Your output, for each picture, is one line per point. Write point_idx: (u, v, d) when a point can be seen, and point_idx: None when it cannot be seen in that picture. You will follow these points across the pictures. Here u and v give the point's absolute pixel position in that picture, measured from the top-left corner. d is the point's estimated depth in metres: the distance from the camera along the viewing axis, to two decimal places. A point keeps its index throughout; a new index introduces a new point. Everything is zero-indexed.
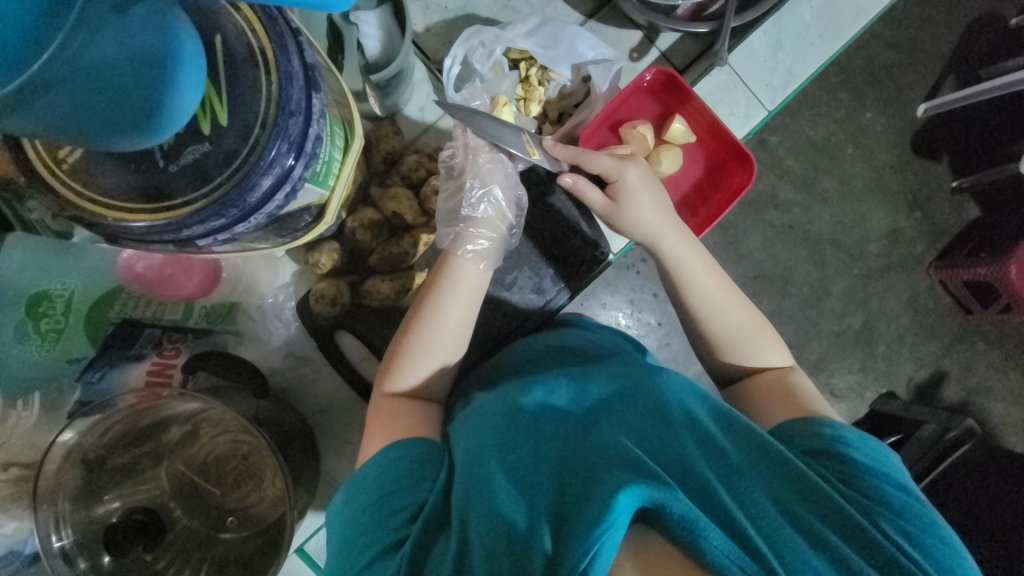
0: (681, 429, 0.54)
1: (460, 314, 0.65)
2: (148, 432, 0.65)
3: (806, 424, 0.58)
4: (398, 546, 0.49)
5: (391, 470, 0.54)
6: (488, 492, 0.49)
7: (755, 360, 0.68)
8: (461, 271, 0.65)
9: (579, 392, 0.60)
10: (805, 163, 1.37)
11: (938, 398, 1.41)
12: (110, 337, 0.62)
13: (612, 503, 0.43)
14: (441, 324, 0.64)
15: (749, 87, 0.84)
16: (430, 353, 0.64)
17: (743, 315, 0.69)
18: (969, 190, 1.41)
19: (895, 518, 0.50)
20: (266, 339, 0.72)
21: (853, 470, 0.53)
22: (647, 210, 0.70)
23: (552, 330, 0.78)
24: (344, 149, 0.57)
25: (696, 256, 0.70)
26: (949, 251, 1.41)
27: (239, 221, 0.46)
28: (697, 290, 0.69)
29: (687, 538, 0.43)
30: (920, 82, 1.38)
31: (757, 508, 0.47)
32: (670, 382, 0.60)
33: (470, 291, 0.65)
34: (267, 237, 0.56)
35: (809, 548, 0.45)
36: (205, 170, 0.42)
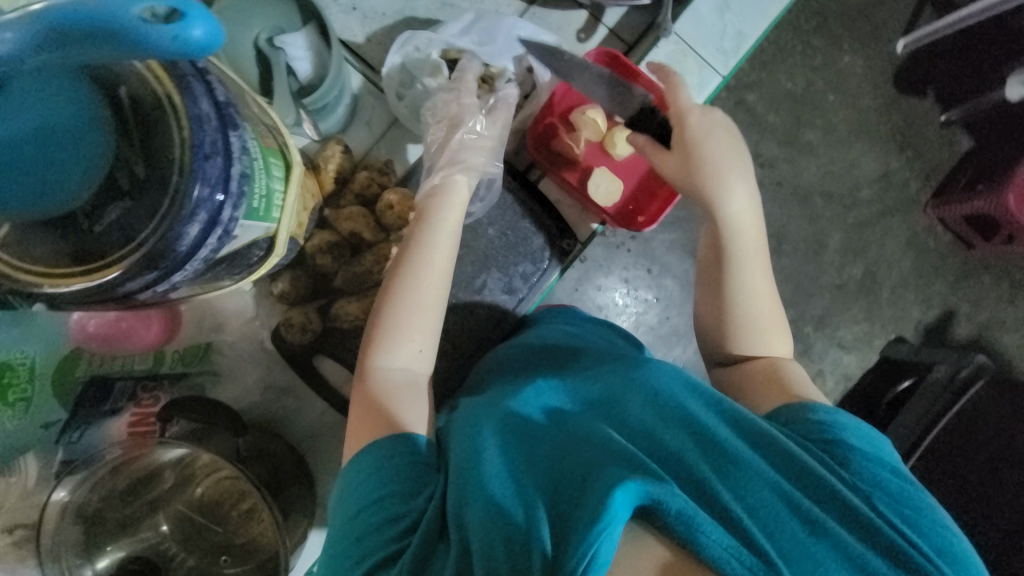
0: (675, 423, 0.53)
1: (444, 258, 0.64)
2: (142, 480, 0.67)
3: (793, 411, 0.58)
4: (393, 560, 0.46)
5: (376, 468, 0.53)
6: (481, 489, 0.47)
7: (760, 348, 0.67)
8: (447, 211, 0.65)
9: (572, 391, 0.60)
10: (787, 118, 1.34)
11: (949, 337, 1.38)
12: (83, 395, 0.63)
13: (608, 500, 0.42)
14: (427, 268, 0.62)
15: (700, 55, 0.81)
16: (416, 302, 0.62)
17: (769, 305, 0.69)
18: (959, 122, 1.36)
19: (893, 502, 0.50)
20: (243, 375, 0.73)
21: (851, 455, 0.52)
22: (718, 153, 0.68)
23: (538, 327, 0.77)
24: (284, 179, 0.57)
25: (752, 229, 0.69)
26: (945, 187, 1.37)
27: (174, 270, 0.45)
28: (738, 266, 0.68)
29: (684, 533, 0.42)
30: (895, 19, 1.35)
31: (754, 497, 0.47)
32: (659, 373, 0.59)
33: (447, 240, 0.65)
34: (219, 278, 0.55)
35: (807, 535, 0.45)
36: (129, 225, 0.42)
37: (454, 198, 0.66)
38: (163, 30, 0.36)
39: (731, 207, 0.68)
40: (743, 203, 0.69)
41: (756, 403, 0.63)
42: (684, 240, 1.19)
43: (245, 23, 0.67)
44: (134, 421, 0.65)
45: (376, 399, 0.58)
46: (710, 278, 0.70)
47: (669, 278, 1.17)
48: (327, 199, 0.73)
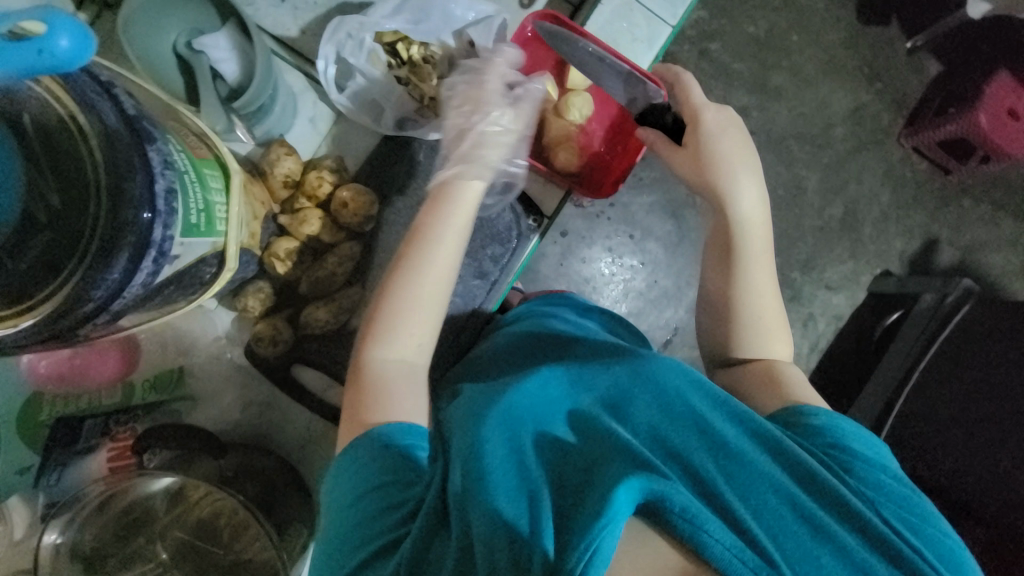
0: (680, 421, 0.53)
1: (451, 259, 0.61)
2: (132, 513, 0.66)
3: (790, 416, 0.59)
4: (392, 548, 0.48)
5: (368, 463, 0.53)
6: (485, 491, 0.46)
7: (762, 349, 0.67)
8: (453, 211, 0.61)
9: (579, 387, 0.59)
10: (752, 63, 1.32)
11: (934, 266, 1.37)
12: (52, 438, 0.61)
13: (611, 495, 0.43)
14: (434, 272, 0.60)
15: (646, 5, 0.78)
16: (420, 301, 0.59)
17: (776, 308, 0.69)
18: (925, 47, 1.34)
19: (896, 508, 0.51)
20: (222, 394, 0.71)
21: (855, 460, 0.54)
22: (730, 147, 0.69)
23: (522, 318, 0.77)
24: (225, 190, 0.55)
25: (761, 230, 0.69)
26: (917, 114, 1.35)
27: (115, 299, 0.43)
28: (745, 269, 0.68)
29: (686, 531, 0.43)
30: None
31: (757, 499, 0.47)
32: (664, 369, 0.58)
33: (457, 245, 0.61)
34: (172, 299, 0.54)
35: (807, 536, 0.45)
36: (54, 261, 0.40)
37: (468, 201, 0.62)
38: (28, 45, 0.33)
39: (742, 202, 0.68)
40: (752, 204, 0.69)
41: (758, 404, 0.63)
42: (662, 202, 1.17)
43: (162, 29, 0.63)
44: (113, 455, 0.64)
45: (374, 391, 0.57)
46: (719, 279, 0.70)
47: (652, 241, 1.17)
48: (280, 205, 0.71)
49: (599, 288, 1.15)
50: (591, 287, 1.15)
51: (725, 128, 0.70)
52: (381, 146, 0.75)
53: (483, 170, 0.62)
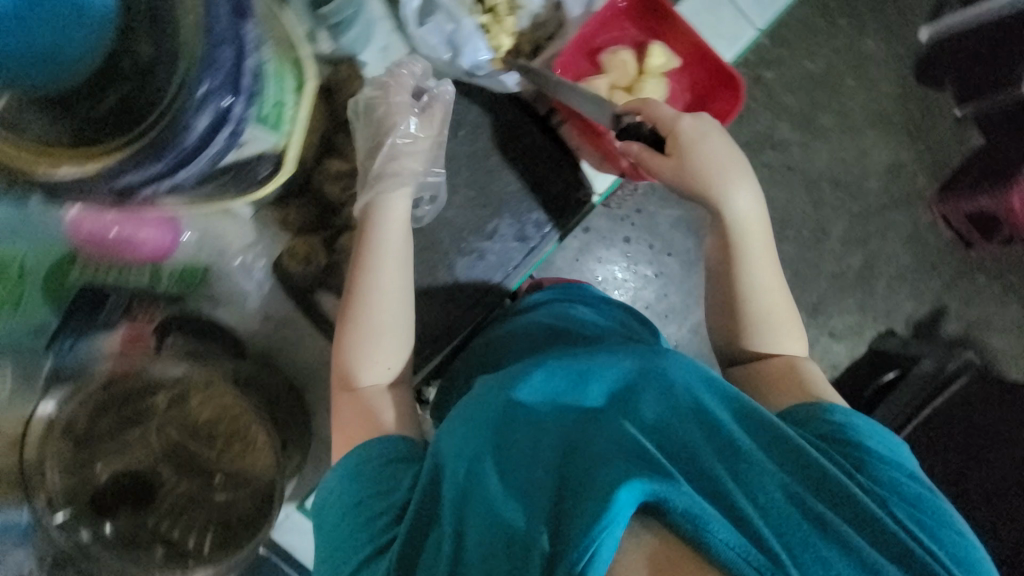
0: (688, 416, 0.52)
1: (400, 270, 0.63)
2: (131, 399, 0.65)
3: (813, 409, 0.59)
4: (386, 548, 0.49)
5: (345, 479, 0.55)
6: (482, 488, 0.46)
7: (770, 345, 0.68)
8: (387, 229, 0.63)
9: (581, 376, 0.55)
10: (803, 99, 1.32)
11: (938, 334, 1.38)
12: (76, 302, 0.61)
13: (612, 498, 0.42)
14: (375, 290, 0.62)
15: (736, 4, 0.78)
16: (382, 326, 0.62)
17: (782, 301, 0.69)
18: (973, 118, 1.35)
19: (910, 508, 0.50)
20: (243, 301, 0.70)
21: (868, 458, 0.53)
22: (714, 154, 0.66)
23: (539, 307, 0.76)
24: (297, 92, 0.54)
25: (761, 227, 0.69)
26: (952, 183, 1.35)
27: (182, 167, 0.41)
28: (749, 267, 0.68)
29: (691, 531, 0.42)
30: (920, 8, 1.34)
31: (765, 497, 0.46)
32: (675, 365, 0.56)
33: (396, 253, 0.63)
34: (222, 189, 0.52)
35: (821, 538, 0.44)
36: (133, 111, 0.39)
37: (393, 212, 0.64)
38: None
39: (737, 203, 0.67)
40: (750, 202, 0.68)
41: (779, 398, 0.64)
42: (688, 218, 1.21)
43: None
44: (127, 338, 0.63)
45: (347, 414, 0.61)
46: (723, 284, 0.69)
47: (670, 257, 1.20)
48: (339, 126, 0.70)
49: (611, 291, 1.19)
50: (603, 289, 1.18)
51: (709, 130, 0.67)
52: None
53: (402, 181, 0.64)
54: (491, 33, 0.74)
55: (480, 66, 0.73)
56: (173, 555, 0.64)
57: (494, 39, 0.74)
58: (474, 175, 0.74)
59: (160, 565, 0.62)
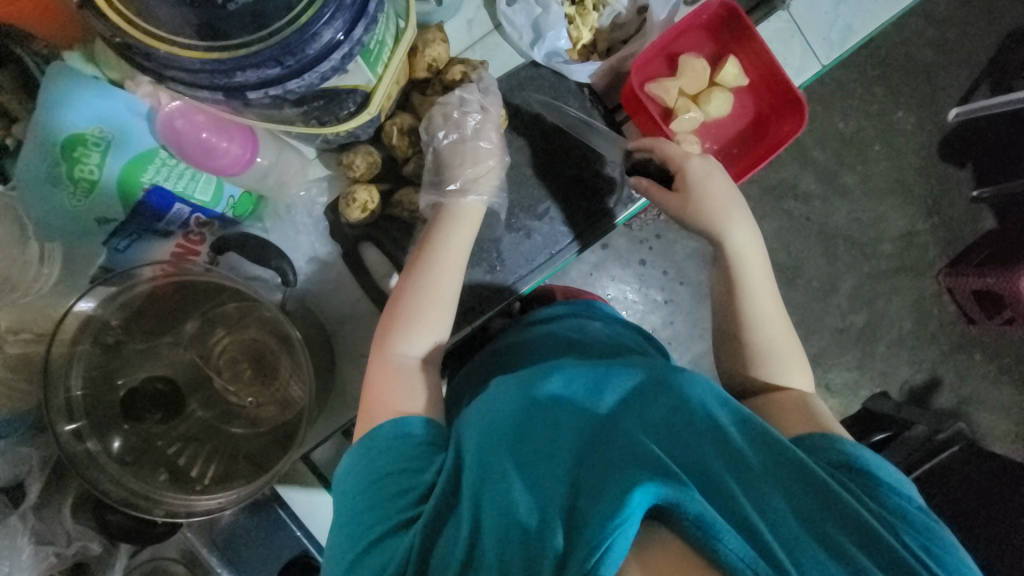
0: (699, 427, 0.50)
1: (458, 254, 0.64)
2: (169, 319, 0.67)
3: (822, 439, 0.56)
4: (410, 523, 0.48)
5: (377, 449, 0.53)
6: (502, 483, 0.46)
7: (779, 377, 0.66)
8: (457, 221, 0.65)
9: (597, 384, 0.55)
10: (831, 155, 1.36)
11: (931, 404, 1.40)
12: (141, 206, 0.56)
13: (626, 498, 0.41)
14: (438, 270, 0.63)
15: (806, 38, 0.81)
16: (435, 300, 0.62)
17: (785, 333, 0.69)
18: (989, 201, 1.40)
19: (917, 535, 0.48)
20: (295, 237, 0.71)
21: (878, 485, 0.51)
22: (716, 191, 0.69)
23: (557, 320, 0.76)
24: (395, 39, 0.56)
25: (758, 258, 0.70)
26: (961, 259, 1.39)
27: (293, 75, 0.45)
28: (749, 294, 0.69)
29: (701, 539, 0.41)
30: (953, 87, 1.39)
31: (774, 513, 0.45)
32: (691, 382, 0.55)
33: (458, 244, 0.64)
34: (308, 114, 0.54)
35: (828, 560, 0.43)
36: (264, 15, 0.40)
37: (466, 210, 0.66)
38: None
39: (735, 236, 0.69)
40: (748, 239, 0.70)
41: (784, 426, 0.61)
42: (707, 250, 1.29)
43: None
44: (177, 252, 0.63)
45: (383, 377, 0.59)
46: (725, 309, 0.70)
47: (682, 286, 1.22)
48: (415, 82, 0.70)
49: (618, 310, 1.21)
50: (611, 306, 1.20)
51: (715, 171, 0.70)
52: (522, 70, 0.76)
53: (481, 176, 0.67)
54: (574, 24, 0.76)
55: (559, 54, 0.76)
56: (176, 481, 0.63)
57: (577, 30, 0.76)
58: (536, 156, 0.76)
59: (164, 489, 0.62)
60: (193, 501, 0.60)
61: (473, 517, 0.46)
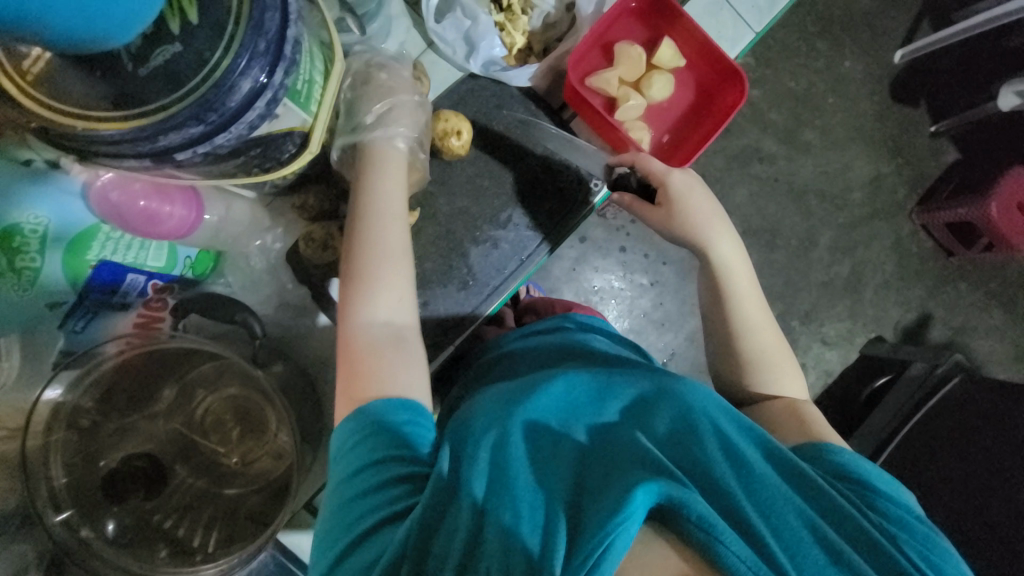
0: (705, 434, 0.49)
1: (396, 195, 0.62)
2: (145, 392, 0.66)
3: (812, 449, 0.56)
4: (401, 517, 0.47)
5: (354, 437, 0.52)
6: (507, 489, 0.46)
7: (776, 385, 0.67)
8: (386, 164, 0.63)
9: (600, 396, 0.56)
10: (786, 115, 1.38)
11: (925, 340, 1.41)
12: (93, 282, 0.56)
13: (628, 496, 0.41)
14: (379, 224, 0.60)
15: (735, 9, 0.83)
16: (380, 255, 0.59)
17: (774, 338, 0.70)
18: (948, 133, 1.42)
19: (918, 546, 0.48)
20: (260, 286, 0.69)
21: (873, 492, 0.51)
22: (699, 207, 0.70)
23: (556, 329, 0.75)
24: (325, 74, 0.55)
25: (745, 272, 0.71)
26: (930, 195, 1.41)
27: (219, 130, 0.44)
28: (739, 307, 0.69)
29: (702, 540, 0.41)
30: (894, 30, 1.41)
31: (779, 518, 0.44)
32: (696, 391, 0.55)
33: (390, 188, 0.62)
34: (248, 164, 0.53)
35: (829, 563, 0.42)
36: (177, 74, 0.40)
37: (387, 155, 0.63)
38: None
39: (721, 247, 0.70)
40: (734, 251, 0.71)
41: (784, 435, 0.61)
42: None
43: None
44: (141, 322, 0.62)
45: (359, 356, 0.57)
46: (717, 321, 0.71)
47: (665, 266, 1.22)
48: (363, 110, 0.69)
49: (607, 301, 1.21)
50: (600, 298, 1.20)
51: (695, 186, 0.71)
52: (462, 84, 0.76)
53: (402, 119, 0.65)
54: (505, 31, 0.76)
55: (496, 62, 0.75)
56: (179, 554, 0.61)
57: (510, 36, 0.76)
58: (490, 166, 0.76)
59: (165, 564, 0.59)
60: (195, 570, 0.58)
61: (475, 506, 0.44)
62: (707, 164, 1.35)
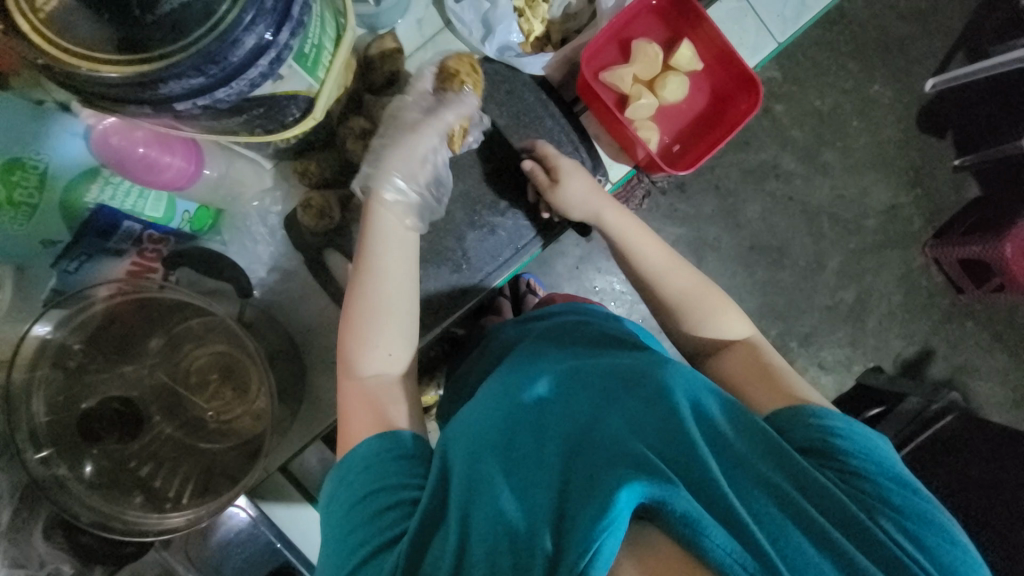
0: (685, 417, 0.48)
1: (403, 236, 0.63)
2: (131, 338, 0.67)
3: (793, 413, 0.54)
4: (397, 539, 0.48)
5: (351, 471, 0.53)
6: (490, 492, 0.46)
7: (713, 329, 0.66)
8: (393, 216, 0.63)
9: (584, 387, 0.55)
10: (809, 134, 1.36)
11: (924, 375, 1.39)
12: (89, 224, 0.56)
13: (611, 500, 0.41)
14: (389, 268, 0.61)
15: (759, 17, 0.81)
16: (385, 309, 0.60)
17: (689, 278, 0.69)
18: (971, 169, 1.39)
19: (896, 516, 0.46)
20: (255, 249, 0.70)
21: (852, 466, 0.49)
22: (584, 183, 0.72)
23: (544, 317, 0.75)
24: (335, 43, 0.55)
25: (638, 226, 0.72)
26: (946, 229, 1.39)
27: (220, 84, 0.44)
28: (639, 258, 0.70)
29: (688, 537, 0.39)
30: (928, 58, 1.39)
31: (759, 504, 0.43)
32: (675, 373, 0.54)
33: (400, 232, 0.63)
34: (250, 123, 0.53)
35: (817, 553, 0.41)
36: (182, 24, 0.40)
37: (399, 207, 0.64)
38: None
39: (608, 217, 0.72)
40: (617, 213, 0.72)
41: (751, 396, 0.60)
42: (689, 237, 1.31)
43: None
44: (133, 270, 0.63)
45: (359, 411, 0.58)
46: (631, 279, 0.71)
47: None
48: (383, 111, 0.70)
49: (607, 302, 1.21)
50: (599, 298, 1.20)
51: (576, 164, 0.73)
52: (476, 67, 0.75)
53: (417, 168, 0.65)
54: (523, 18, 0.76)
55: (511, 48, 0.76)
56: (151, 501, 0.63)
57: (529, 23, 0.76)
58: (495, 150, 0.76)
59: (135, 509, 0.62)
60: (163, 518, 0.62)
61: (460, 529, 0.45)
62: (722, 176, 1.34)
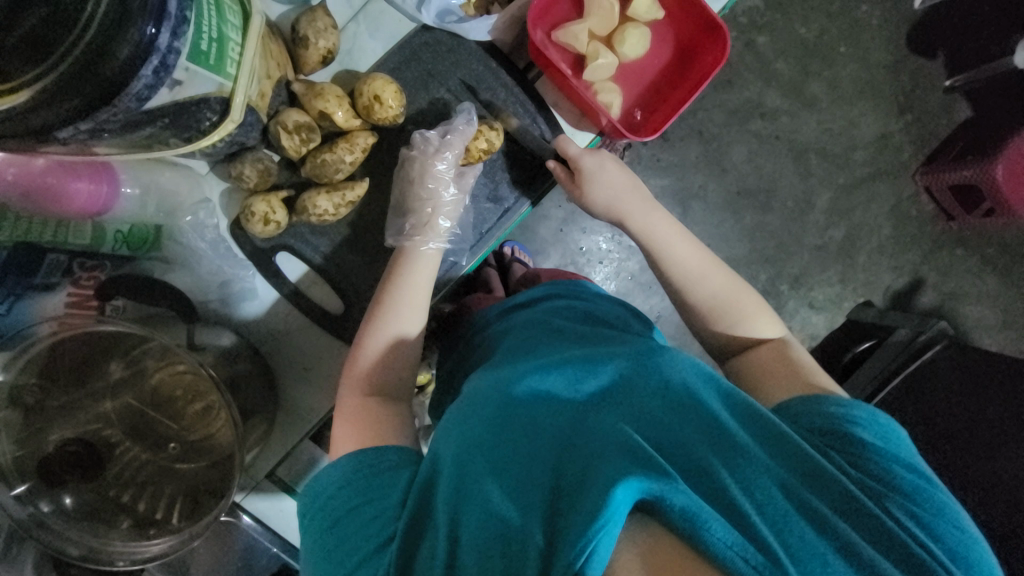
0: (686, 415, 0.49)
1: (421, 284, 0.65)
2: (85, 366, 0.63)
3: (812, 403, 0.55)
4: (388, 543, 0.47)
5: (334, 487, 0.53)
6: (481, 492, 0.45)
7: (739, 328, 0.67)
8: (416, 266, 0.66)
9: (577, 375, 0.54)
10: (793, 66, 1.28)
11: (915, 306, 1.38)
12: (7, 262, 0.57)
13: (608, 496, 0.39)
14: (403, 311, 0.64)
15: None
16: (395, 340, 0.64)
17: (724, 282, 0.69)
18: (963, 88, 1.31)
19: (905, 501, 0.46)
20: (196, 263, 0.65)
21: (862, 449, 0.50)
22: (607, 187, 0.72)
23: (534, 304, 0.73)
24: (242, 30, 0.50)
25: (673, 231, 0.72)
26: (937, 155, 1.33)
27: (100, 104, 0.40)
28: (670, 259, 0.70)
29: (687, 532, 0.38)
30: None
31: (761, 492, 0.43)
32: (673, 361, 0.54)
33: (426, 273, 0.66)
34: (160, 135, 0.48)
35: (818, 538, 0.41)
36: (45, 41, 0.36)
37: (424, 261, 0.67)
38: None
39: (635, 221, 0.72)
40: (646, 218, 0.72)
41: (770, 390, 0.61)
42: (673, 188, 1.26)
43: None
44: (72, 302, 0.60)
45: (348, 423, 0.59)
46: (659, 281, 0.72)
47: None
48: (328, 112, 0.64)
49: (594, 263, 1.18)
50: (586, 260, 1.17)
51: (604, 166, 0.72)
52: (415, 37, 0.68)
53: (435, 211, 0.68)
54: None
55: (451, 11, 0.68)
56: (136, 526, 0.63)
57: None
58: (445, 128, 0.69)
59: (121, 536, 0.62)
60: (146, 544, 0.61)
61: (449, 534, 0.44)
62: (704, 120, 1.27)
